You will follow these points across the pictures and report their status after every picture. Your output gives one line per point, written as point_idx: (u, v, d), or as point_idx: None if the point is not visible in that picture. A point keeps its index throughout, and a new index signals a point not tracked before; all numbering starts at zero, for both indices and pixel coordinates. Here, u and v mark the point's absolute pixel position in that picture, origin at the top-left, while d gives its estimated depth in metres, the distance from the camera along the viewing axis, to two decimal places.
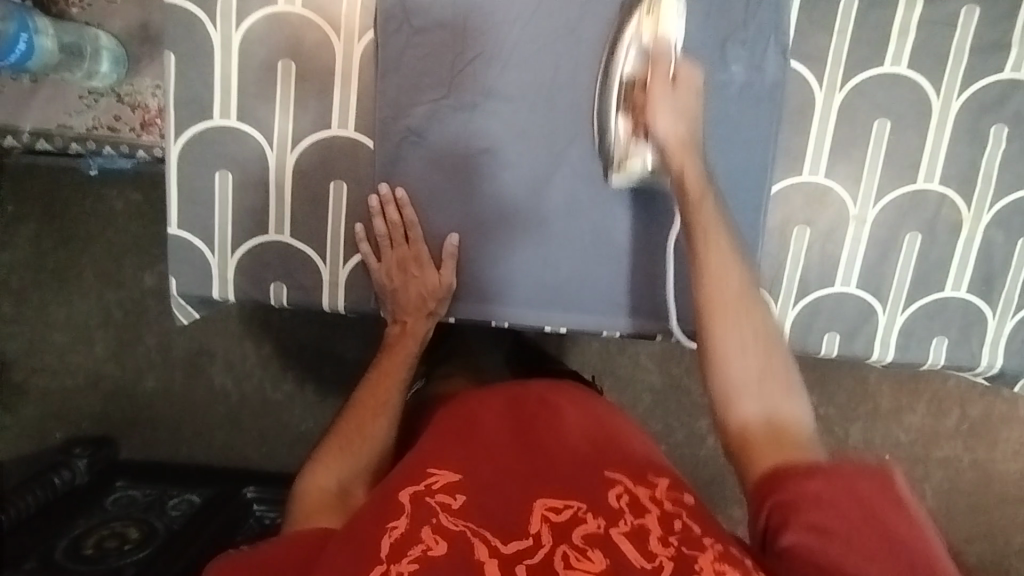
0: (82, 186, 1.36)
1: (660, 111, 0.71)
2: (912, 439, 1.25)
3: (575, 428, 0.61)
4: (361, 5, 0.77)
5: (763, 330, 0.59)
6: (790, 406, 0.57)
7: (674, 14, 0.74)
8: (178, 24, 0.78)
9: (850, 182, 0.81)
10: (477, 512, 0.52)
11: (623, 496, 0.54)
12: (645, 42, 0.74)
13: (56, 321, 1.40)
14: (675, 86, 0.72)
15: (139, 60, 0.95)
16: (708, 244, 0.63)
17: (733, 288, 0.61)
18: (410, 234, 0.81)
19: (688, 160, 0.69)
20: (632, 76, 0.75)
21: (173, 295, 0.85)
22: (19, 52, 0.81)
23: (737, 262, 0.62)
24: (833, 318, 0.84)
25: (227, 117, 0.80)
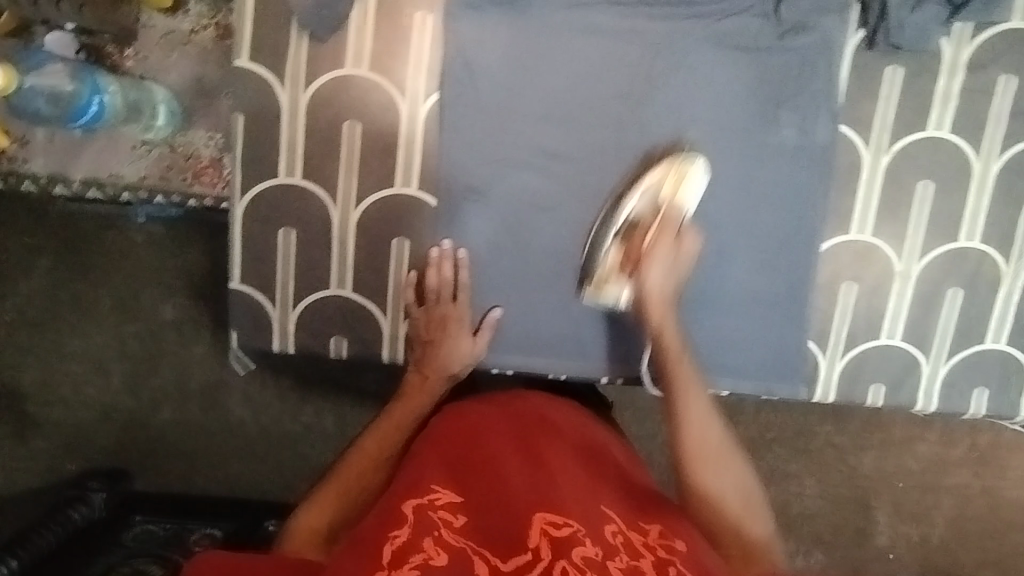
0: (105, 221, 1.36)
1: (656, 264, 0.77)
2: (923, 467, 1.28)
3: (570, 452, 0.65)
4: (426, 68, 0.79)
5: (737, 474, 0.66)
6: (757, 525, 0.64)
7: (695, 180, 0.78)
8: (247, 85, 0.79)
9: (895, 240, 0.84)
10: (477, 531, 0.55)
11: (619, 534, 0.55)
12: (661, 194, 0.79)
13: (75, 353, 1.39)
14: (677, 249, 0.78)
15: (193, 113, 0.95)
16: (689, 395, 0.70)
17: (713, 440, 0.67)
18: (457, 295, 0.82)
19: (667, 320, 0.76)
20: (638, 215, 0.80)
21: (233, 347, 0.87)
22: (91, 113, 0.89)
23: (713, 415, 0.69)
24: (878, 370, 0.87)
25: (291, 175, 0.81)
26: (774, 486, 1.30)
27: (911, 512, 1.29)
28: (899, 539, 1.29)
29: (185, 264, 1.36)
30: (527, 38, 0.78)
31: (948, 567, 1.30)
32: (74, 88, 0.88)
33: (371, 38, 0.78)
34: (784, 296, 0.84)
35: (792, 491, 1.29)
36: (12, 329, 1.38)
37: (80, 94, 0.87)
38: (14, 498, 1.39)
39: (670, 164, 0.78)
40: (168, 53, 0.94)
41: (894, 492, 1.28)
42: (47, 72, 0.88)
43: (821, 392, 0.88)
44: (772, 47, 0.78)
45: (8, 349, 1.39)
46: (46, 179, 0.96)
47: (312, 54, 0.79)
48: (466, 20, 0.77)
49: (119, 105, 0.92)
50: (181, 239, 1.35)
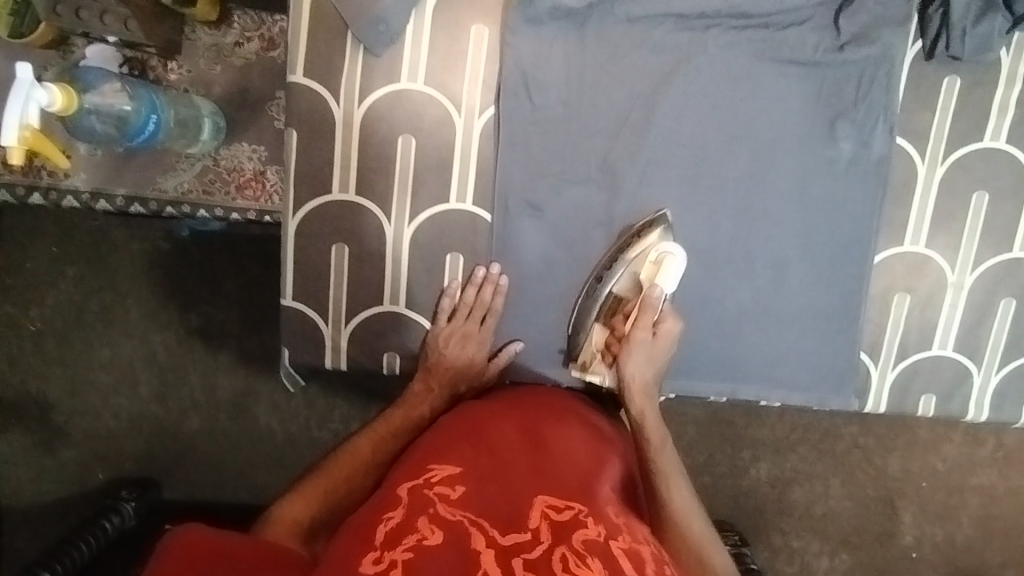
0: (131, 230, 1.34)
1: (634, 356, 0.78)
2: (948, 467, 1.28)
3: (570, 442, 0.70)
4: (482, 82, 0.79)
5: (714, 572, 0.69)
6: None
7: (673, 268, 0.79)
8: (302, 101, 0.79)
9: (949, 251, 0.83)
10: (474, 504, 0.60)
11: (618, 518, 0.61)
12: (639, 275, 0.81)
13: (100, 362, 1.36)
14: (654, 338, 0.79)
15: (238, 127, 0.95)
16: (672, 494, 0.73)
17: (697, 535, 0.71)
18: (486, 319, 0.83)
19: (649, 404, 0.79)
20: (619, 293, 0.82)
21: (286, 363, 0.87)
22: (149, 130, 0.86)
23: (695, 514, 0.72)
24: (930, 381, 0.87)
25: (345, 192, 0.81)
26: (800, 487, 1.30)
27: (936, 512, 1.29)
28: (924, 539, 1.30)
29: (210, 271, 1.35)
30: (587, 54, 0.79)
31: (972, 566, 1.30)
32: (132, 108, 0.84)
33: (427, 52, 0.79)
34: (839, 308, 0.84)
35: (818, 490, 1.30)
36: (37, 339, 1.36)
37: (139, 110, 0.84)
38: (42, 510, 1.37)
39: (645, 248, 0.80)
40: (213, 65, 0.94)
41: (920, 493, 1.29)
42: (104, 92, 0.84)
43: (872, 403, 0.88)
44: (830, 61, 0.79)
45: (32, 358, 1.36)
46: (88, 195, 0.95)
47: (367, 70, 0.79)
48: (524, 35, 0.78)
49: (171, 122, 0.89)
50: (208, 247, 1.34)
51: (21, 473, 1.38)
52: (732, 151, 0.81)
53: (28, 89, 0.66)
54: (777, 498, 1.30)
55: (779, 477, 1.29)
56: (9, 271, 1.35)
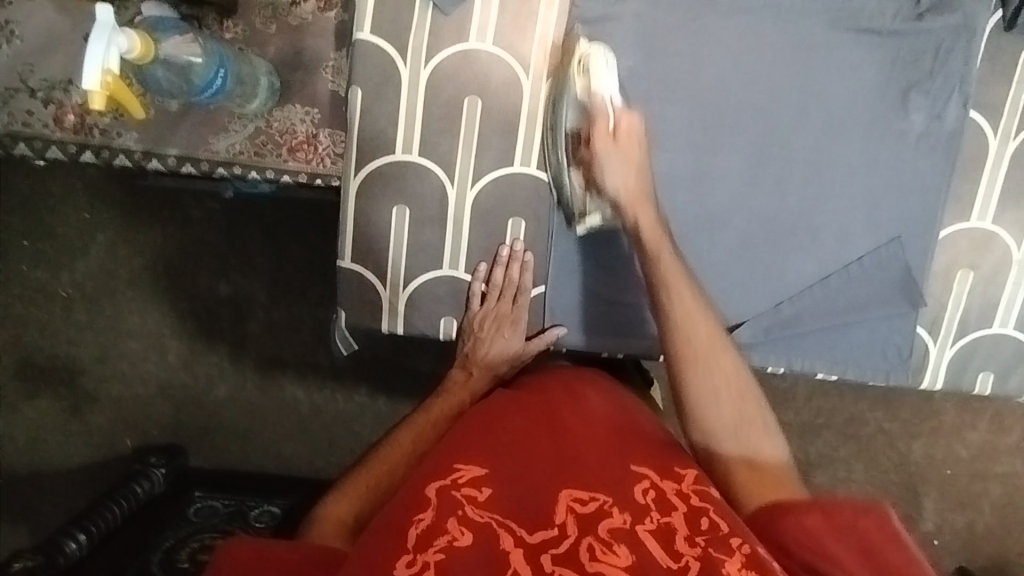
0: (159, 198, 1.32)
1: (607, 168, 0.75)
2: (972, 455, 1.28)
3: (590, 420, 0.72)
4: (551, 43, 0.78)
5: (729, 372, 0.70)
6: (767, 446, 0.69)
7: (603, 66, 0.76)
8: (369, 60, 0.79)
9: (1015, 228, 0.83)
10: (501, 505, 0.62)
11: (650, 492, 0.63)
12: (582, 96, 0.77)
13: (130, 329, 1.36)
14: (616, 142, 0.75)
15: (290, 89, 0.93)
16: (693, 327, 0.71)
17: (704, 334, 0.71)
18: (517, 298, 0.83)
19: (643, 209, 0.75)
20: (576, 129, 0.78)
21: (341, 325, 0.87)
22: (216, 86, 0.87)
23: (703, 311, 0.72)
24: (988, 359, 0.87)
25: (408, 153, 0.80)
26: (822, 471, 1.30)
27: (957, 499, 1.29)
28: (944, 525, 1.30)
29: (238, 241, 1.33)
30: (658, 15, 0.78)
31: (991, 553, 1.30)
32: (202, 61, 0.85)
33: (496, 12, 0.77)
34: (900, 284, 0.83)
35: (839, 473, 1.30)
36: (67, 304, 1.35)
37: (209, 66, 0.86)
38: (73, 473, 1.38)
39: (573, 68, 0.77)
40: (269, 24, 0.92)
41: (942, 480, 1.29)
42: (177, 43, 0.85)
43: (929, 379, 0.88)
44: (911, 29, 0.78)
45: (63, 323, 1.36)
46: (140, 154, 0.93)
47: (435, 30, 0.78)
48: None
49: (239, 80, 0.90)
50: (236, 216, 1.32)
51: (49, 437, 1.38)
52: (799, 118, 0.80)
53: (108, 32, 0.72)
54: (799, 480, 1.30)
55: (802, 460, 1.30)
56: (38, 235, 1.33)
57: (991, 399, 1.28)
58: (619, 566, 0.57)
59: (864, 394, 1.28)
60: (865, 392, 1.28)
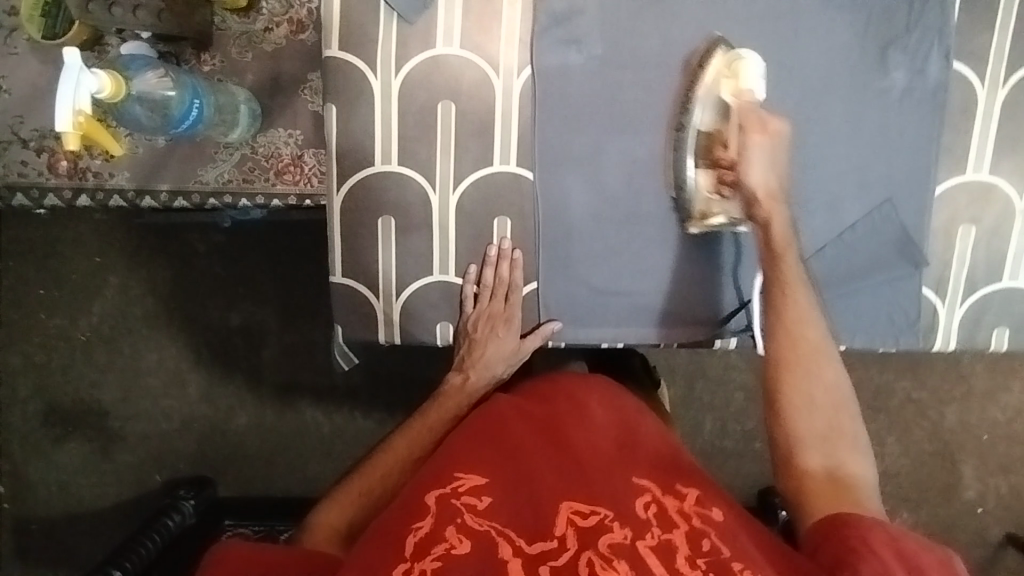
0: (165, 234, 1.35)
1: (754, 164, 0.73)
2: (1009, 418, 1.24)
3: (593, 434, 0.71)
4: (518, 40, 0.78)
5: (828, 381, 0.70)
6: (850, 460, 0.68)
7: (753, 69, 0.76)
8: (340, 76, 0.79)
9: (1015, 178, 0.80)
10: (500, 514, 0.62)
11: (651, 506, 0.63)
12: (723, 96, 0.77)
13: (148, 367, 1.38)
14: (767, 136, 0.73)
15: (272, 114, 0.94)
16: (803, 327, 0.72)
17: (812, 339, 0.72)
18: (509, 296, 0.83)
19: (776, 212, 0.73)
20: (706, 129, 0.78)
21: (339, 341, 0.88)
22: (193, 116, 0.86)
23: (813, 315, 0.72)
24: (1002, 315, 0.84)
25: (388, 163, 0.81)
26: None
27: (998, 465, 1.25)
28: (988, 493, 1.26)
29: (244, 270, 1.35)
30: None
31: None
32: (175, 95, 0.85)
33: (461, 16, 0.78)
34: (895, 245, 0.82)
35: (872, 449, 1.26)
36: (85, 347, 1.38)
37: (183, 96, 0.85)
38: (105, 513, 1.40)
39: (718, 62, 0.77)
40: (245, 52, 0.93)
41: (981, 446, 1.25)
42: (149, 80, 0.85)
43: (940, 341, 0.85)
44: None
45: (83, 367, 1.38)
46: (133, 192, 0.96)
47: (402, 39, 0.78)
48: None
49: (215, 108, 0.90)
50: (241, 246, 1.34)
51: (80, 479, 1.40)
52: (779, 85, 0.79)
53: (77, 75, 0.73)
54: None
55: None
56: (51, 282, 1.36)
57: None
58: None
59: (889, 364, 1.25)
60: (889, 361, 1.25)
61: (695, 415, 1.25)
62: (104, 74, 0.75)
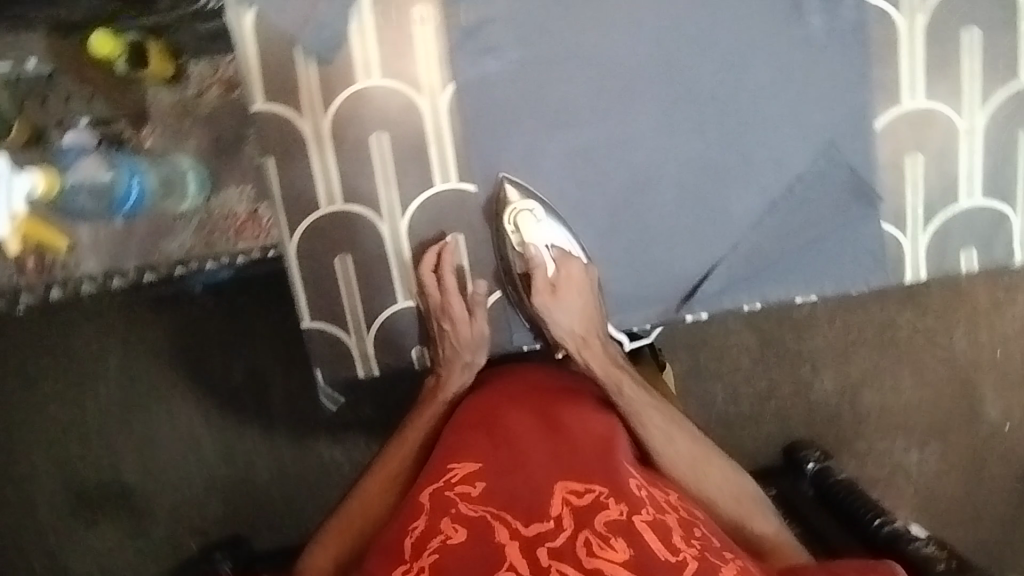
0: (157, 305, 1.36)
1: (557, 314, 0.81)
2: (1019, 330, 1.24)
3: (587, 425, 0.72)
4: (436, 58, 0.78)
5: (712, 478, 0.77)
6: (764, 525, 0.75)
7: (530, 220, 0.81)
8: (272, 127, 0.81)
9: (952, 99, 0.80)
10: (497, 495, 0.62)
11: (643, 488, 0.65)
12: (520, 252, 0.83)
13: (163, 438, 1.38)
14: (562, 288, 0.81)
15: (222, 171, 0.79)
16: (668, 448, 0.77)
17: (681, 454, 0.77)
18: (444, 281, 0.83)
19: (595, 348, 0.82)
20: (523, 275, 0.84)
21: (322, 384, 0.89)
22: (131, 196, 0.77)
23: (675, 430, 0.79)
24: (966, 235, 0.84)
25: (333, 203, 0.82)
26: (870, 389, 1.25)
27: (1017, 378, 1.24)
28: (1013, 407, 1.25)
29: (235, 327, 1.36)
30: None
31: None
32: (113, 177, 0.76)
33: (376, 46, 0.78)
34: (848, 186, 0.82)
35: (889, 387, 1.25)
36: (97, 432, 1.38)
37: (118, 178, 0.76)
38: None
39: (506, 219, 0.82)
40: None
41: (997, 363, 1.24)
42: (86, 167, 0.77)
43: (912, 272, 0.85)
44: None
45: (99, 450, 1.38)
46: None
47: (325, 79, 0.79)
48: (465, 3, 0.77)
49: (156, 184, 0.77)
50: (227, 304, 1.35)
51: (117, 562, 1.39)
52: (701, 55, 0.79)
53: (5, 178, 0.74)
54: (850, 406, 1.25)
55: (846, 384, 1.25)
56: (52, 374, 1.37)
57: None
58: (618, 561, 0.56)
59: (889, 299, 1.24)
60: (886, 296, 1.23)
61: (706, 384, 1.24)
62: (31, 171, 0.75)
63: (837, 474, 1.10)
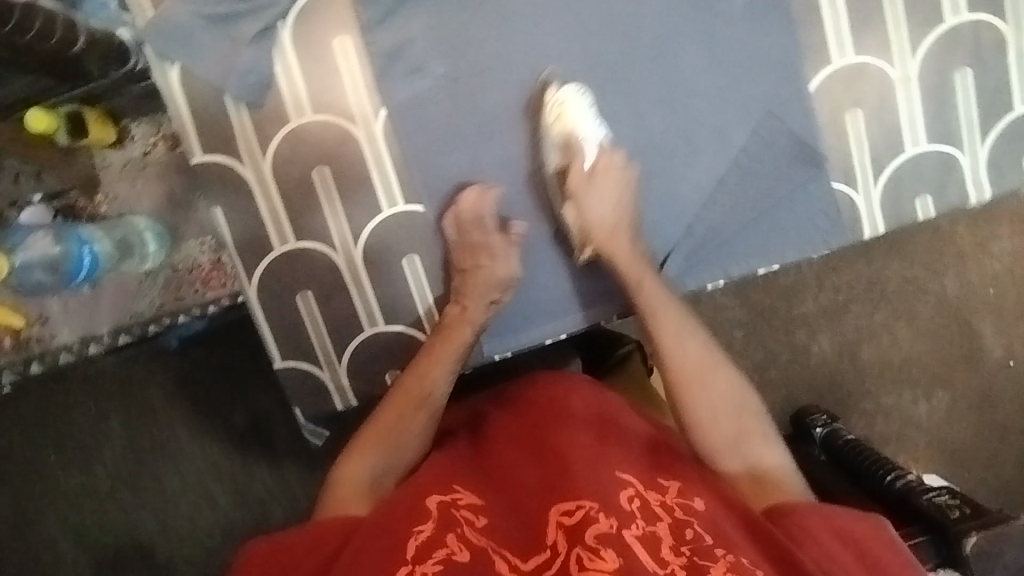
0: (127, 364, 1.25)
1: (591, 203, 0.79)
2: (1008, 265, 1.23)
3: (576, 431, 0.66)
4: (364, 86, 0.79)
5: (722, 390, 0.70)
6: (767, 455, 0.68)
7: (575, 107, 0.79)
8: (215, 178, 0.81)
9: (882, 51, 0.80)
10: (498, 532, 0.58)
11: (635, 498, 0.58)
12: (559, 141, 0.80)
13: (172, 493, 1.26)
14: (598, 176, 0.80)
15: (179, 227, 0.96)
16: (679, 348, 0.72)
17: (693, 357, 0.72)
18: (485, 221, 0.80)
19: (619, 243, 0.79)
20: (559, 169, 0.82)
21: (302, 421, 0.90)
22: (87, 263, 0.91)
23: (689, 335, 0.74)
24: (919, 182, 0.84)
25: (285, 243, 0.83)
26: (869, 345, 1.23)
27: (1012, 313, 1.23)
28: (1014, 343, 1.23)
29: None
30: (446, 16, 0.78)
31: None
32: (65, 250, 0.90)
33: (304, 82, 0.78)
34: (793, 153, 0.82)
35: (887, 340, 1.23)
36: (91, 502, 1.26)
37: (71, 249, 0.90)
38: None
39: (548, 108, 0.79)
40: (133, 182, 0.95)
41: (991, 301, 1.23)
42: (37, 243, 0.90)
43: (869, 227, 0.85)
44: None
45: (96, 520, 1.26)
46: (77, 344, 0.98)
47: (258, 121, 0.79)
48: (383, 31, 0.78)
49: (109, 249, 0.93)
50: None
51: None
52: (623, 43, 0.80)
53: None
54: (851, 364, 1.24)
55: (843, 343, 1.23)
56: None
57: (1001, 204, 1.22)
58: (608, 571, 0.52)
59: (874, 253, 1.22)
60: (872, 251, 1.22)
61: None
62: None
63: (846, 434, 1.11)
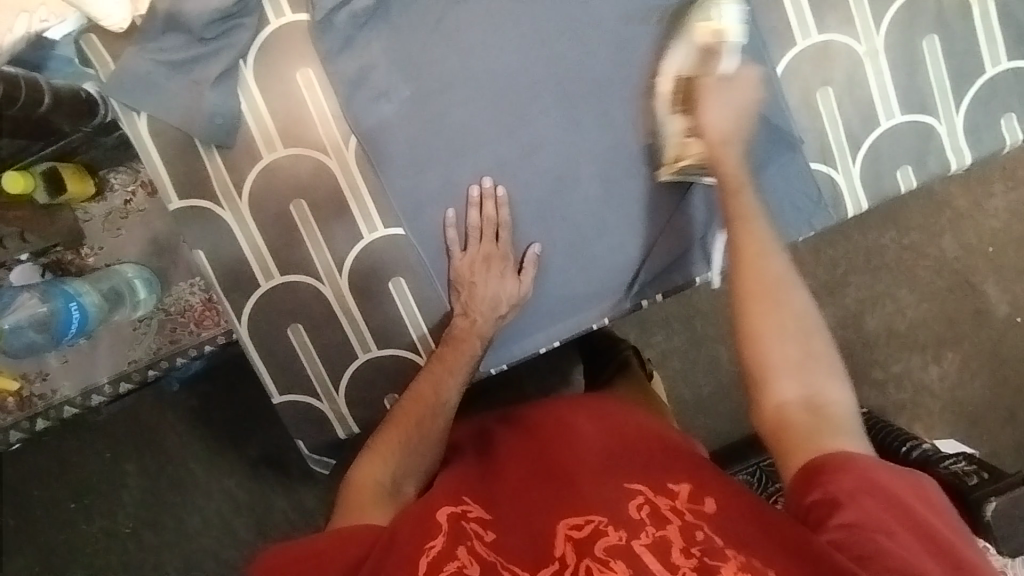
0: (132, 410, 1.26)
1: (718, 107, 0.76)
2: (1006, 221, 1.21)
3: (585, 453, 0.66)
4: (332, 116, 0.80)
5: (791, 308, 0.63)
6: (829, 388, 0.60)
7: (734, 12, 0.78)
8: (194, 221, 0.81)
9: (845, 27, 0.80)
10: (507, 548, 0.56)
11: (644, 506, 0.56)
12: (698, 44, 0.78)
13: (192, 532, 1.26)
14: (730, 84, 0.77)
15: (168, 271, 0.97)
16: (757, 257, 0.67)
17: (771, 269, 0.66)
18: (499, 234, 0.81)
19: (727, 154, 0.75)
20: (685, 75, 0.79)
21: (306, 452, 0.90)
22: (75, 318, 0.89)
23: (768, 245, 0.68)
24: (898, 153, 0.83)
25: (271, 277, 0.83)
26: (873, 315, 1.22)
27: (1015, 269, 1.22)
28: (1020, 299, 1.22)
29: None
30: (407, 38, 0.78)
31: None
32: (51, 307, 0.89)
33: (271, 118, 0.79)
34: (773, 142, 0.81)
35: (890, 309, 1.22)
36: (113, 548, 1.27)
37: (58, 305, 0.88)
38: None
39: (700, 9, 0.78)
40: (117, 232, 0.96)
41: (992, 259, 1.22)
42: (23, 304, 0.89)
43: (853, 204, 0.84)
44: None
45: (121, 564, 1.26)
46: (79, 397, 0.98)
47: (230, 162, 0.80)
48: (343, 60, 0.78)
49: (98, 301, 0.92)
50: None
51: None
52: (589, 47, 0.79)
53: None
54: (857, 337, 1.22)
55: (846, 316, 1.22)
56: None
57: (992, 161, 1.21)
58: None
59: (868, 224, 1.22)
60: (865, 221, 1.22)
61: (710, 350, 1.19)
62: None
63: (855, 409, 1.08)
